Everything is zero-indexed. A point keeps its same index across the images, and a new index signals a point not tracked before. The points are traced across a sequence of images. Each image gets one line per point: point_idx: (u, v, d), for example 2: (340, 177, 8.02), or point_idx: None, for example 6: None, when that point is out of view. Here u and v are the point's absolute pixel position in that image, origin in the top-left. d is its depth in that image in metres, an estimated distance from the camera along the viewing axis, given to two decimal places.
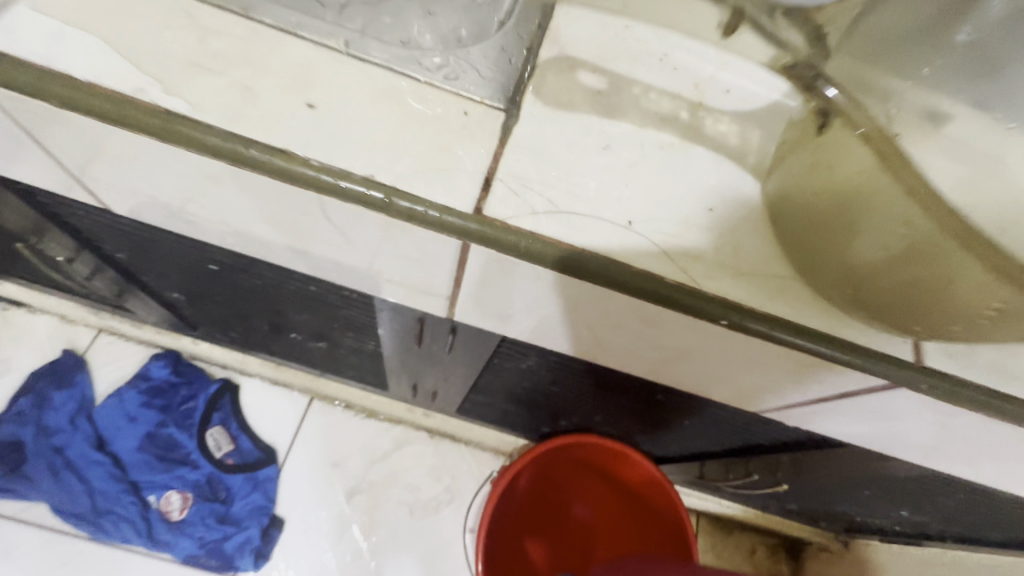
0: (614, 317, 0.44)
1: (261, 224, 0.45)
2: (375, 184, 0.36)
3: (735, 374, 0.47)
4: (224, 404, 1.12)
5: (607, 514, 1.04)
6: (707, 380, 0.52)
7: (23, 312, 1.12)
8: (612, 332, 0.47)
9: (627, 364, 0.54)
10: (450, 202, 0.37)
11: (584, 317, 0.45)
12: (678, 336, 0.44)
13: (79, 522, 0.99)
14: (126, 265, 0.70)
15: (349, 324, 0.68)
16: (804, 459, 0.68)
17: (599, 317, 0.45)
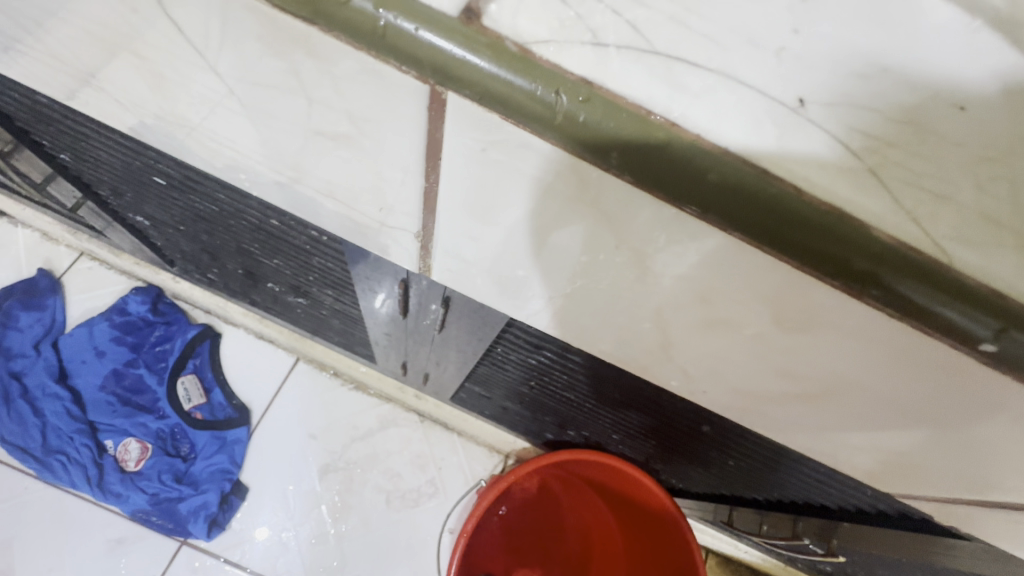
0: (715, 308, 0.25)
1: (164, 119, 0.30)
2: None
3: (898, 415, 0.27)
4: (202, 351, 1.02)
5: (609, 528, 0.87)
6: (829, 435, 0.32)
7: (5, 223, 1.04)
8: (693, 320, 0.27)
9: (702, 393, 0.34)
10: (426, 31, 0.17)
11: (658, 301, 0.26)
12: (825, 336, 0.23)
13: (26, 459, 0.90)
14: (74, 171, 0.58)
15: (328, 280, 0.55)
16: (883, 549, 0.51)
17: (687, 302, 0.26)
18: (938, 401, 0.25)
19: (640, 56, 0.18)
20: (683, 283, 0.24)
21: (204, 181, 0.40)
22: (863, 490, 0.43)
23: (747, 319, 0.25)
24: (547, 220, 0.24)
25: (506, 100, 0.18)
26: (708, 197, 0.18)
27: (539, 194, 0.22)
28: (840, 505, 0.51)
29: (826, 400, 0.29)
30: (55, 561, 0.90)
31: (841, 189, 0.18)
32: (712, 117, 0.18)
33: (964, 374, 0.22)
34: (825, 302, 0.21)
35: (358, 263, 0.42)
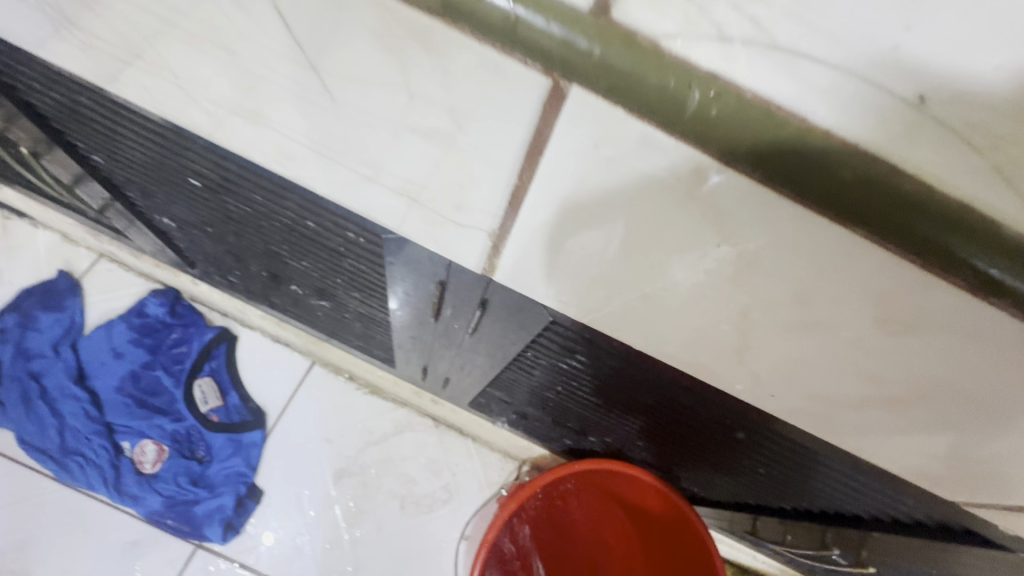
0: (812, 308, 0.26)
1: (221, 118, 0.30)
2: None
3: (969, 408, 0.29)
4: (218, 354, 1.02)
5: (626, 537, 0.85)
6: (898, 438, 0.34)
7: (24, 224, 1.04)
8: (777, 317, 0.28)
9: (768, 398, 0.34)
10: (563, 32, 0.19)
11: (750, 302, 0.27)
12: (913, 323, 0.25)
13: (45, 459, 0.90)
14: (105, 172, 0.59)
15: (357, 282, 0.55)
16: (915, 561, 0.50)
17: (781, 303, 0.27)
18: (1021, 396, 0.27)
19: (765, 51, 0.18)
20: (783, 280, 0.25)
21: (247, 180, 0.41)
22: (902, 498, 0.43)
23: (841, 317, 0.26)
24: (652, 225, 0.25)
25: (642, 94, 0.20)
26: (820, 189, 0.20)
27: (649, 194, 0.24)
28: (874, 515, 0.50)
29: (903, 401, 0.30)
30: (70, 563, 0.90)
31: (947, 177, 0.19)
32: (828, 100, 0.19)
33: None
34: (918, 285, 0.23)
35: (396, 265, 0.42)
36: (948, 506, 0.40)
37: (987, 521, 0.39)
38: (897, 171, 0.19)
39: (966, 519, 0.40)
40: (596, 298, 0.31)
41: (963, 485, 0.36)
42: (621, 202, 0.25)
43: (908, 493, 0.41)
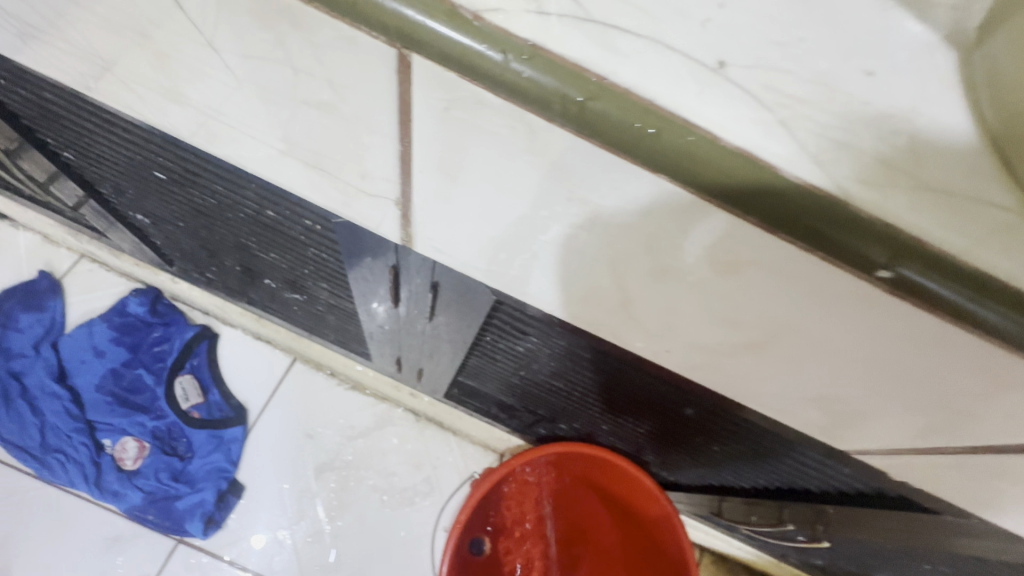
0: (663, 258, 0.25)
1: (163, 109, 0.32)
2: None
3: (839, 366, 0.28)
4: (199, 352, 1.03)
5: (600, 524, 0.87)
6: (800, 397, 0.33)
7: (6, 225, 1.05)
8: (636, 265, 0.27)
9: (665, 353, 0.34)
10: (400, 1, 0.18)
11: (614, 254, 0.27)
12: (758, 275, 0.23)
13: (25, 457, 0.91)
14: (76, 169, 0.60)
15: (323, 272, 0.56)
16: (862, 532, 0.52)
17: (637, 253, 0.26)
18: (910, 357, 0.24)
19: (579, 23, 0.18)
20: (630, 229, 0.24)
21: (206, 171, 0.42)
22: (840, 468, 0.45)
23: (706, 275, 0.25)
24: (521, 193, 0.25)
25: (466, 60, 0.19)
26: (663, 164, 0.19)
27: (500, 154, 0.23)
28: (823, 488, 0.53)
29: (794, 360, 0.29)
30: (53, 559, 0.91)
31: (780, 149, 0.18)
32: (649, 76, 0.18)
33: (889, 313, 0.22)
34: (749, 236, 0.21)
35: (352, 253, 0.44)
36: (880, 473, 0.41)
37: (915, 487, 0.41)
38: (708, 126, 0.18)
39: (898, 485, 0.42)
40: (502, 269, 0.32)
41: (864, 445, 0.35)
42: (478, 162, 0.24)
43: (844, 463, 0.42)
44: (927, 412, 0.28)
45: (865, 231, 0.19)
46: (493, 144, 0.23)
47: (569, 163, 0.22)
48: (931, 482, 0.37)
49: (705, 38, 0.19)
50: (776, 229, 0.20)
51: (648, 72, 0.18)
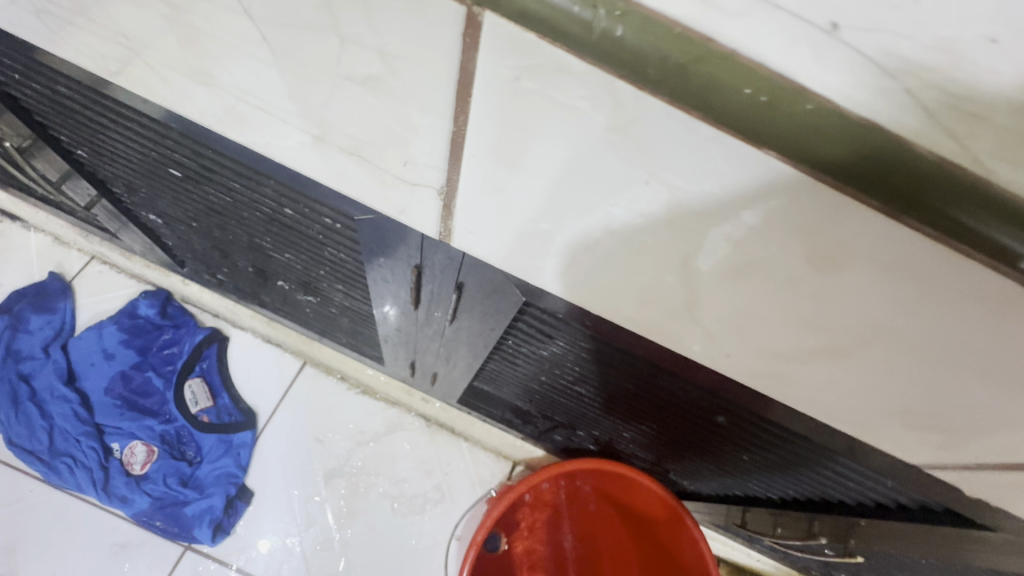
0: (749, 252, 0.24)
1: (187, 98, 0.31)
2: None
3: (928, 369, 0.26)
4: (209, 355, 1.02)
5: (617, 529, 0.85)
6: (872, 402, 0.31)
7: (17, 227, 1.05)
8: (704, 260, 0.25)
9: (724, 358, 0.32)
10: None
11: (688, 251, 0.25)
12: (862, 269, 0.22)
13: (32, 461, 0.90)
14: (90, 168, 0.59)
15: (341, 273, 0.54)
16: (900, 545, 0.50)
17: (715, 246, 0.24)
18: (1022, 358, 0.23)
19: None
20: (718, 220, 0.23)
21: (225, 167, 0.41)
22: (882, 480, 0.43)
23: (796, 267, 0.24)
24: (585, 177, 0.23)
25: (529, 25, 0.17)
26: (762, 132, 0.18)
27: (576, 135, 0.21)
28: (859, 500, 0.50)
29: (881, 367, 0.27)
30: (59, 565, 0.89)
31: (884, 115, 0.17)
32: (744, 36, 0.17)
33: (1011, 304, 0.21)
34: (857, 220, 0.20)
35: (373, 252, 0.42)
36: (928, 484, 0.39)
37: (966, 499, 0.39)
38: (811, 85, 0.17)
39: (946, 497, 0.40)
40: (540, 265, 0.31)
41: (933, 455, 0.34)
42: (539, 143, 0.23)
43: (888, 474, 0.40)
44: (1019, 417, 0.27)
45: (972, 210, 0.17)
46: (559, 123, 0.21)
47: (644, 135, 0.20)
48: (986, 488, 0.35)
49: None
50: (876, 201, 0.19)
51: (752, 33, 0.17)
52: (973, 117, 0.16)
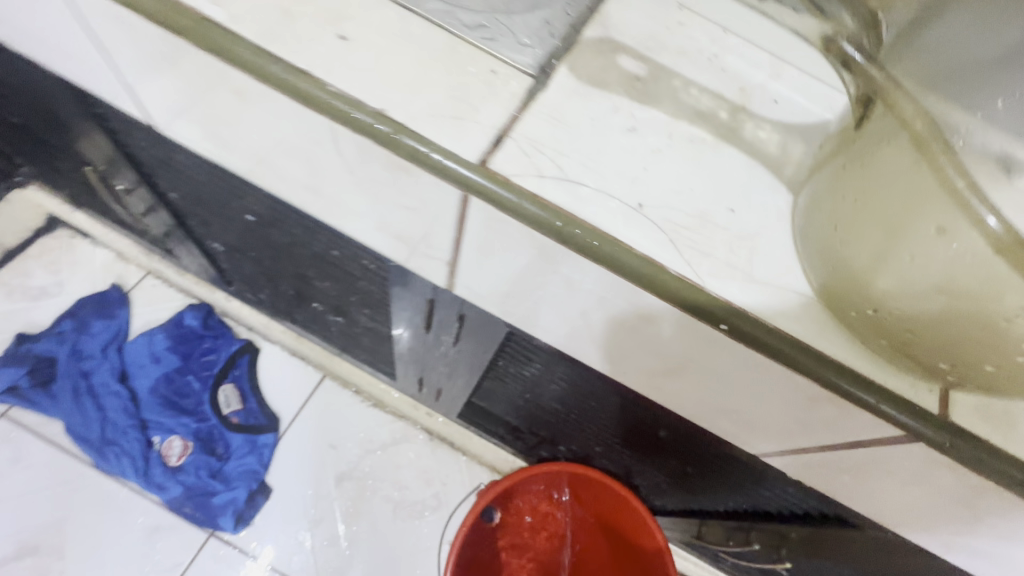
0: (599, 322, 0.31)
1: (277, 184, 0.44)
2: (364, 118, 0.25)
3: (749, 419, 0.33)
4: (242, 364, 1.16)
5: (595, 536, 0.95)
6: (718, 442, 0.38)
7: (86, 242, 1.21)
8: (578, 324, 0.33)
9: None
10: (457, 148, 0.25)
11: (566, 315, 0.33)
12: (676, 340, 0.29)
13: (86, 446, 1.03)
14: (176, 206, 0.74)
15: (370, 300, 0.67)
16: (818, 551, 0.59)
17: (577, 314, 0.32)
18: (799, 423, 0.30)
19: (564, 184, 0.26)
20: (573, 298, 0.30)
21: (291, 220, 0.55)
22: (789, 492, 0.53)
23: (636, 336, 0.31)
24: (494, 272, 0.32)
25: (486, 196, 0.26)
26: (608, 263, 0.25)
27: (492, 251, 0.30)
28: (779, 511, 0.60)
29: (731, 415, 0.34)
30: (100, 542, 1.00)
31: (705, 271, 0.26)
32: (613, 214, 0.26)
33: (776, 380, 0.28)
34: (665, 317, 0.28)
35: (397, 286, 0.55)
36: (820, 497, 0.49)
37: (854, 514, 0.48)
38: (652, 248, 0.25)
39: (835, 509, 0.50)
40: None
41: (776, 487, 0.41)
42: (468, 251, 0.31)
43: (791, 485, 0.50)
44: (816, 467, 0.34)
45: (769, 334, 0.25)
46: (485, 245, 0.29)
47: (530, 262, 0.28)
48: None
49: (651, 196, 0.27)
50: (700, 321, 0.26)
51: (609, 215, 0.25)
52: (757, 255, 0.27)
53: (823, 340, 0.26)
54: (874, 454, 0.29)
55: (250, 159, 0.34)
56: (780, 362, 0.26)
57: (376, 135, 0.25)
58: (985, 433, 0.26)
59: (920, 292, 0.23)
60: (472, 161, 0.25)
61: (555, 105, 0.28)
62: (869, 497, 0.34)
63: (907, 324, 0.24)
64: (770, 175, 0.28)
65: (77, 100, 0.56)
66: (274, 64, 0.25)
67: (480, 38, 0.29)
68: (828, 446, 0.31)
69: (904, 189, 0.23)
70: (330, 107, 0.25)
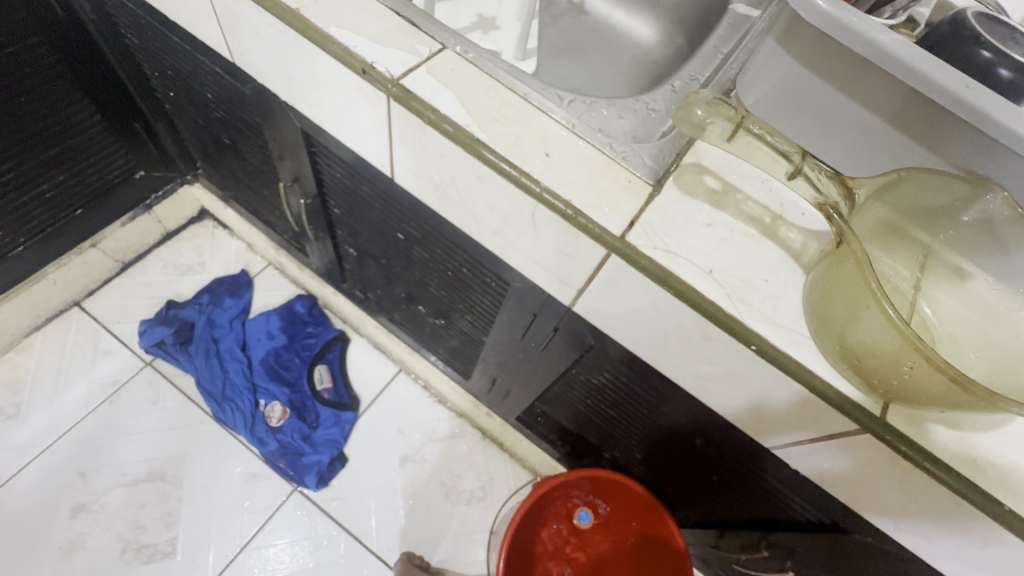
0: (670, 340, 0.49)
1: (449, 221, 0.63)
2: (561, 202, 0.44)
3: (764, 418, 0.49)
4: (335, 349, 1.37)
5: (620, 543, 1.04)
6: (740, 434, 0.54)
7: (226, 234, 1.48)
8: (653, 341, 0.51)
9: None
10: (607, 225, 0.44)
11: (647, 334, 0.51)
12: (721, 356, 0.46)
13: (210, 399, 1.25)
14: (334, 218, 0.97)
15: (476, 308, 0.86)
16: (817, 558, 0.73)
17: (657, 332, 0.50)
18: (795, 418, 0.47)
19: (665, 251, 0.44)
20: (657, 321, 0.48)
21: (438, 243, 0.76)
22: (795, 501, 0.68)
23: (694, 350, 0.48)
24: (606, 297, 0.50)
25: (622, 252, 0.44)
26: (690, 299, 0.43)
27: (610, 286, 0.48)
28: (786, 521, 0.73)
29: (753, 416, 0.50)
30: (210, 478, 1.21)
31: (747, 315, 0.43)
32: (695, 273, 0.44)
33: (783, 387, 0.44)
34: (715, 341, 0.45)
35: (509, 301, 0.74)
36: (819, 503, 0.64)
37: (847, 519, 0.62)
38: (716, 296, 0.43)
39: (831, 514, 0.64)
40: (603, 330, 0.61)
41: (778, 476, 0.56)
42: (593, 283, 0.49)
43: (797, 490, 0.65)
44: (806, 456, 0.50)
45: (782, 355, 0.42)
46: (607, 280, 0.48)
47: (637, 294, 0.47)
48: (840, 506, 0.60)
49: (716, 266, 0.44)
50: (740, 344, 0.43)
51: (691, 273, 0.43)
52: (779, 308, 0.44)
53: (819, 364, 0.42)
54: (845, 442, 0.45)
55: (458, 209, 0.54)
56: (790, 373, 0.42)
57: (564, 214, 0.44)
58: (910, 434, 0.41)
59: (863, 346, 0.39)
60: (616, 233, 0.44)
61: (663, 204, 0.46)
62: (841, 480, 0.50)
63: (856, 354, 0.40)
64: (793, 262, 0.46)
65: (301, 140, 0.79)
66: (511, 168, 0.45)
67: (621, 158, 0.48)
68: (814, 436, 0.47)
69: (853, 286, 0.39)
70: (540, 195, 0.45)
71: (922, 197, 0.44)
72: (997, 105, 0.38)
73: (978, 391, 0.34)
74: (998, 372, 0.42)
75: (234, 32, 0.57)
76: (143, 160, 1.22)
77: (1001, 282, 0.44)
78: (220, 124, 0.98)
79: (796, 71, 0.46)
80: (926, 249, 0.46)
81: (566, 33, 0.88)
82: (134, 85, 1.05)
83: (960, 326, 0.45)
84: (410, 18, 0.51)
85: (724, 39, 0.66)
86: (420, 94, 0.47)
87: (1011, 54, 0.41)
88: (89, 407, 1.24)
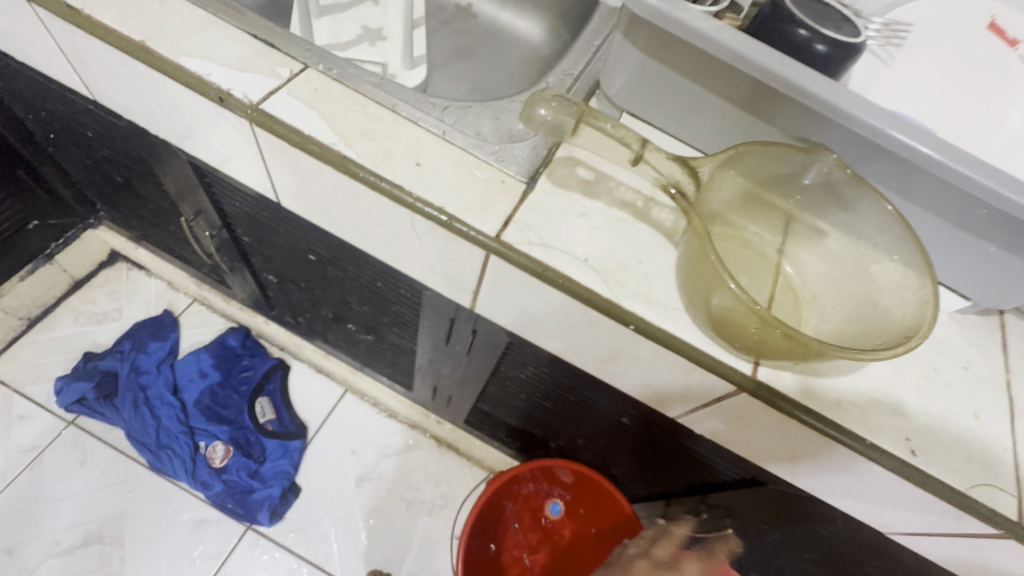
0: (565, 329, 0.51)
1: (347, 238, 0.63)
2: (436, 210, 0.45)
3: (663, 391, 0.52)
4: (275, 378, 1.33)
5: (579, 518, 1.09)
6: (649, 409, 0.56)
7: (142, 274, 1.40)
8: (551, 331, 0.53)
9: None
10: (483, 227, 0.45)
11: (544, 326, 0.52)
12: (612, 339, 0.48)
13: (144, 450, 1.19)
14: (245, 247, 0.94)
15: (400, 320, 0.86)
16: (748, 513, 0.77)
17: (552, 323, 0.51)
18: (688, 388, 0.49)
19: (542, 245, 0.45)
20: (549, 312, 0.50)
21: (347, 261, 0.75)
22: (719, 463, 0.71)
23: (588, 336, 0.50)
24: (499, 295, 0.51)
25: (500, 252, 0.45)
26: (570, 289, 0.45)
27: (500, 285, 0.49)
28: (718, 482, 0.77)
29: (654, 390, 0.53)
30: (154, 532, 1.16)
31: (624, 297, 0.45)
32: (572, 263, 0.45)
33: (670, 361, 0.47)
34: (601, 326, 0.47)
35: (426, 310, 0.74)
36: (738, 462, 0.67)
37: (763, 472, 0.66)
38: (594, 283, 0.45)
39: (749, 470, 0.68)
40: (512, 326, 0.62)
41: None
42: (484, 284, 0.50)
43: (718, 453, 0.68)
44: (707, 421, 0.53)
45: (660, 331, 0.44)
46: (495, 279, 0.49)
47: (523, 289, 0.48)
48: None
49: (592, 253, 0.46)
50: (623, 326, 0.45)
51: (568, 264, 0.45)
52: (654, 286, 0.46)
53: (694, 335, 0.45)
54: (733, 403, 0.48)
55: (346, 226, 0.54)
56: (669, 347, 0.45)
57: (439, 220, 0.45)
58: (782, 388, 0.45)
59: (718, 313, 0.42)
60: (492, 234, 0.45)
61: (538, 200, 0.48)
62: (742, 439, 0.53)
63: (718, 321, 0.43)
64: (665, 240, 0.48)
65: (192, 172, 0.76)
66: (383, 181, 0.45)
67: (494, 160, 0.49)
68: (710, 403, 0.49)
69: (703, 259, 0.42)
70: (415, 204, 0.45)
71: (767, 166, 0.47)
72: (806, 79, 0.41)
73: (809, 342, 0.38)
74: (851, 319, 0.47)
75: (89, 69, 0.55)
76: (35, 209, 1.14)
77: (848, 236, 0.48)
78: (109, 163, 0.93)
79: (646, 62, 0.48)
80: (785, 215, 0.50)
81: (455, 38, 0.88)
82: (8, 129, 0.95)
83: (820, 280, 0.50)
84: (267, 40, 0.51)
85: (595, 32, 0.68)
86: (283, 117, 0.46)
87: (824, 30, 0.44)
88: (9, 477, 1.16)
